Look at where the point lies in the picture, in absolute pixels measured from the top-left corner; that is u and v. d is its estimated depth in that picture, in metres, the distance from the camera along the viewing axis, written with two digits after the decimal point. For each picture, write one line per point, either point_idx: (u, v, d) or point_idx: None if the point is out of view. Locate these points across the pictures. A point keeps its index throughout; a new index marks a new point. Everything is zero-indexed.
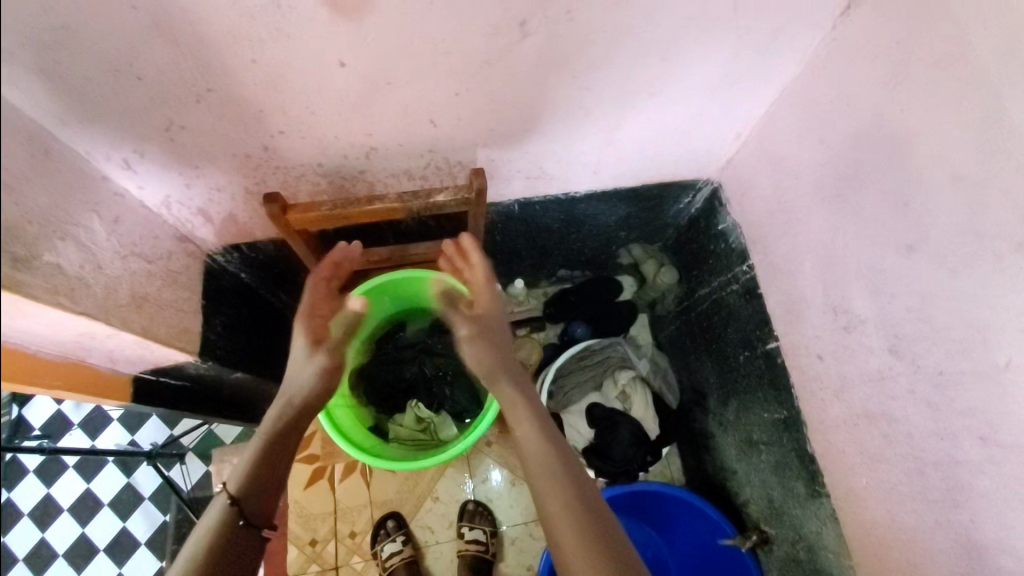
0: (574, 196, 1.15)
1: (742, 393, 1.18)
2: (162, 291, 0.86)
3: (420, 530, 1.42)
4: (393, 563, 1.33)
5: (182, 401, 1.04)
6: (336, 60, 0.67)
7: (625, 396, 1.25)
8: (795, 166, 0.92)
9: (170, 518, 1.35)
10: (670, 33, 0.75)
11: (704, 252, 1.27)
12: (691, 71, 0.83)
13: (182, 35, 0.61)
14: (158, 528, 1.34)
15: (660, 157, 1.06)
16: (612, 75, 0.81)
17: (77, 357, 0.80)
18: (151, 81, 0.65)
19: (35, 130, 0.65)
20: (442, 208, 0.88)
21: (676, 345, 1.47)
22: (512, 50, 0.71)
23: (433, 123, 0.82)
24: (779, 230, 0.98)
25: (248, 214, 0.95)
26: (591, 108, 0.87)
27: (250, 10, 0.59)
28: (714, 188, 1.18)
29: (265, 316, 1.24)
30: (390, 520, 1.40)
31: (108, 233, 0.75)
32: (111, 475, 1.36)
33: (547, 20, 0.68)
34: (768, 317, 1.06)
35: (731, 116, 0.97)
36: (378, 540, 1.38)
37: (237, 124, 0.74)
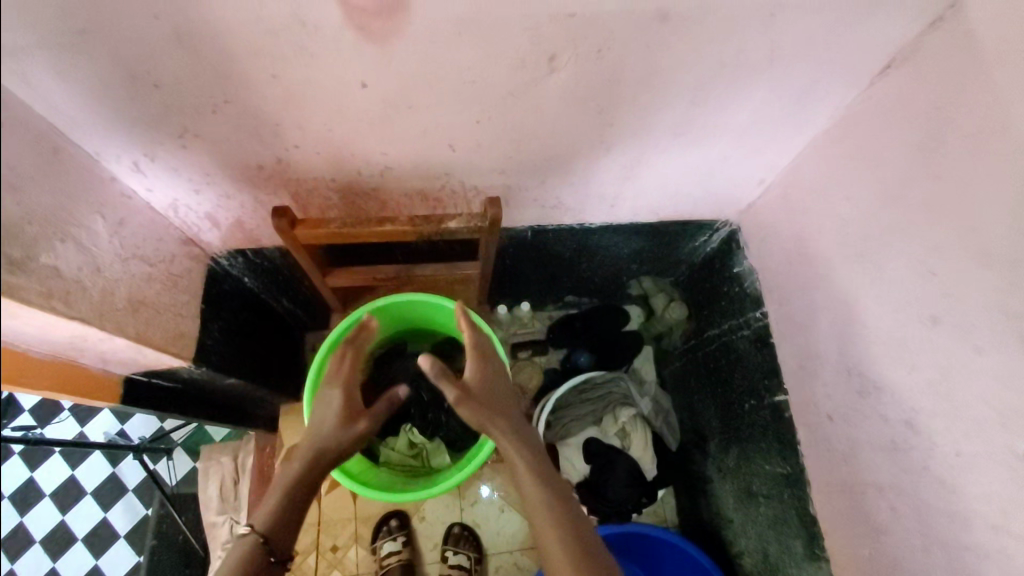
0: (588, 227, 1.13)
1: (744, 441, 1.15)
2: (161, 295, 0.85)
3: (422, 528, 1.41)
4: (391, 562, 1.32)
5: (172, 402, 1.04)
6: (359, 81, 0.66)
7: (624, 435, 1.22)
8: (818, 220, 0.89)
9: (152, 513, 1.37)
10: (703, 78, 0.72)
11: (716, 293, 1.24)
12: (719, 117, 0.81)
13: (203, 47, 0.59)
14: (138, 520, 1.36)
15: (680, 196, 1.04)
16: (639, 116, 0.78)
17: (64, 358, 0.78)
18: (167, 89, 0.64)
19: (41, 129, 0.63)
20: (453, 235, 0.85)
21: (681, 383, 1.44)
22: (539, 83, 0.69)
23: (451, 147, 0.80)
24: (796, 282, 0.96)
25: (255, 222, 0.94)
26: (613, 145, 0.85)
27: (273, 27, 0.57)
28: (733, 230, 1.16)
29: (265, 321, 1.22)
30: (394, 518, 1.38)
31: (112, 236, 0.73)
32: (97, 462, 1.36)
33: (577, 57, 0.66)
34: (779, 367, 1.03)
35: (755, 162, 0.95)
36: (379, 536, 1.36)
37: (252, 136, 0.73)
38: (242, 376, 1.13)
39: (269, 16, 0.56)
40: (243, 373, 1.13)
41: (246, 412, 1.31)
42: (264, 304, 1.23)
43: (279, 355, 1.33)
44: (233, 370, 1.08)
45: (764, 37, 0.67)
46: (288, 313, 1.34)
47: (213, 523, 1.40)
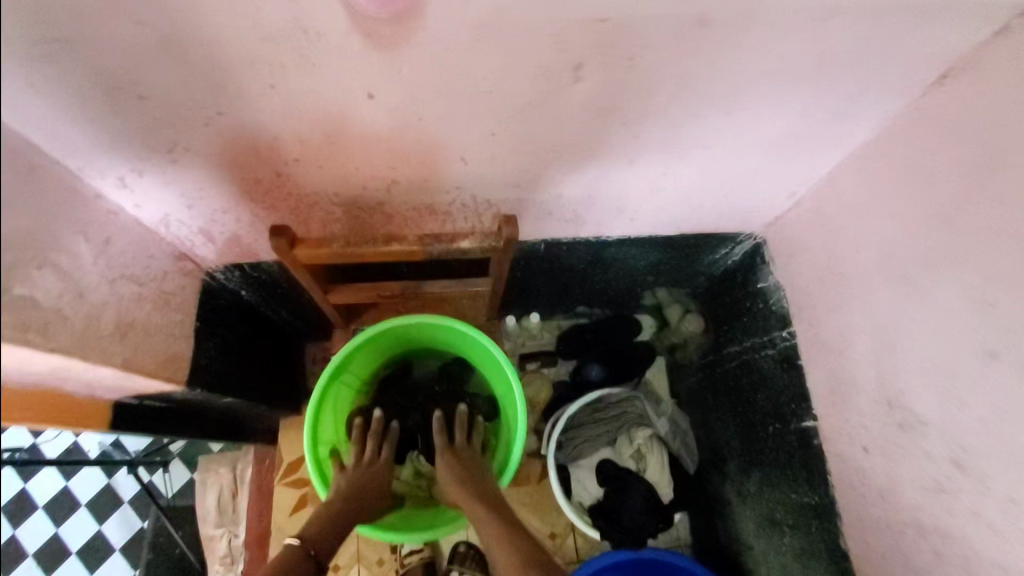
0: (605, 239, 1.07)
1: (767, 466, 1.09)
2: (152, 317, 0.79)
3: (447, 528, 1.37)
4: (412, 561, 1.30)
5: (167, 420, 0.98)
6: (364, 91, 0.59)
7: (640, 456, 1.16)
8: (855, 239, 0.83)
9: (149, 526, 1.29)
10: (740, 88, 0.66)
11: (738, 308, 1.18)
12: (754, 128, 0.75)
13: (192, 55, 0.53)
14: (134, 534, 1.27)
15: (704, 209, 0.98)
16: (667, 128, 0.72)
17: (50, 386, 0.72)
18: (153, 101, 0.58)
19: (20, 144, 0.57)
20: (465, 254, 0.80)
21: (697, 399, 1.39)
22: (563, 93, 0.63)
23: (464, 160, 0.74)
24: (829, 302, 0.90)
25: (253, 236, 0.88)
26: (637, 157, 0.79)
27: (272, 33, 0.51)
28: (758, 243, 1.10)
29: (263, 335, 1.17)
30: None
31: (98, 257, 0.68)
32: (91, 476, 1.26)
33: (605, 65, 0.59)
34: (807, 391, 0.97)
35: (787, 175, 0.89)
36: None
37: (248, 149, 0.67)
38: (239, 395, 1.07)
39: (266, 20, 0.50)
40: (241, 392, 1.07)
41: (245, 428, 1.25)
42: (263, 317, 1.18)
43: (279, 370, 1.27)
44: (229, 389, 1.02)
45: (812, 44, 0.61)
46: (288, 326, 1.29)
47: (212, 536, 1.37)
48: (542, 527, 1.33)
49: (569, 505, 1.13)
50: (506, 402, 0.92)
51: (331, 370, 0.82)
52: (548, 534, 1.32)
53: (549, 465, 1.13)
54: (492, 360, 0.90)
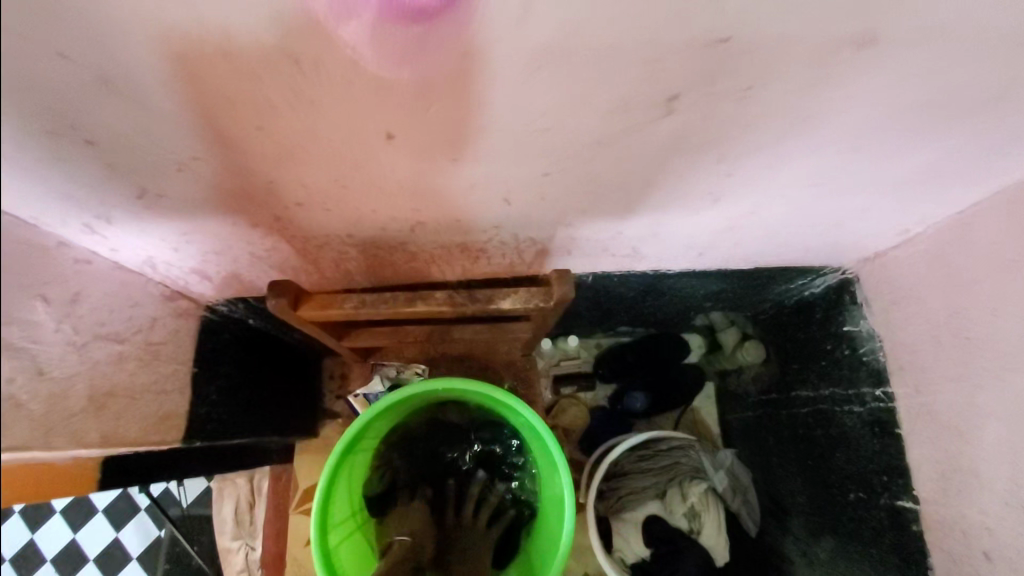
0: (663, 272, 0.91)
1: (844, 537, 0.94)
2: (136, 376, 0.67)
3: None
4: None
5: (159, 470, 0.88)
6: (381, 132, 0.45)
7: (694, 514, 1.03)
8: (995, 300, 0.66)
9: (165, 535, 1.27)
10: (886, 123, 0.50)
11: (813, 348, 1.01)
12: (886, 161, 0.58)
13: (144, 91, 0.39)
14: (151, 542, 1.27)
15: (791, 245, 0.81)
16: (772, 166, 0.56)
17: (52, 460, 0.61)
18: (107, 146, 0.44)
19: None
20: (505, 313, 0.66)
21: (751, 436, 1.23)
22: (643, 129, 0.48)
23: (506, 202, 0.60)
24: (948, 368, 0.73)
25: (255, 275, 0.75)
26: (723, 197, 0.62)
27: (253, 67, 0.38)
28: (846, 279, 0.92)
29: (272, 363, 1.06)
30: None
31: (65, 321, 0.55)
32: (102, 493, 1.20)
33: (708, 97, 0.44)
34: (907, 466, 0.82)
35: (907, 211, 0.71)
36: None
37: (239, 194, 0.53)
38: (251, 436, 0.96)
39: (245, 51, 0.37)
40: (254, 430, 0.97)
41: (256, 456, 1.15)
42: (275, 342, 1.06)
43: (297, 397, 1.17)
44: (237, 433, 0.91)
45: (995, 72, 0.45)
46: (302, 347, 1.16)
47: (228, 549, 1.28)
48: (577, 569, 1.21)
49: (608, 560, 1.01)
50: (539, 453, 0.79)
51: (347, 439, 0.71)
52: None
53: (591, 518, 1.00)
54: (538, 433, 0.77)
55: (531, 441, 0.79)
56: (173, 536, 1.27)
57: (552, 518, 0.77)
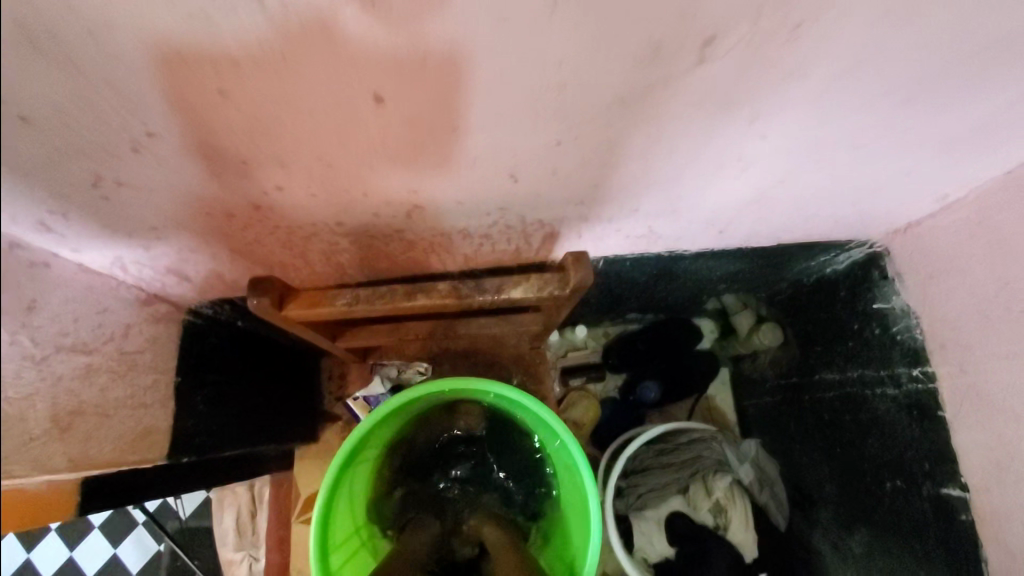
0: (679, 253, 0.84)
1: (882, 529, 0.88)
2: (110, 390, 0.61)
3: None
4: None
5: (148, 486, 0.82)
6: (367, 93, 0.39)
7: (719, 509, 0.96)
8: None
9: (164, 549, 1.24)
10: (948, 63, 0.45)
11: (838, 329, 0.96)
12: (939, 113, 0.52)
13: (78, 50, 0.33)
14: (150, 557, 1.23)
15: (821, 217, 0.75)
16: (813, 123, 0.50)
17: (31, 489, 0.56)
18: (45, 125, 0.38)
19: None
20: (515, 303, 0.60)
21: (772, 421, 1.17)
22: (674, 83, 0.41)
23: (513, 178, 0.53)
24: (1000, 345, 0.67)
25: (239, 273, 0.69)
26: (753, 164, 0.57)
27: (204, 13, 0.31)
28: (876, 253, 0.86)
29: (266, 367, 0.99)
30: None
31: (21, 332, 0.49)
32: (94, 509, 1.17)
33: (752, 39, 0.38)
34: (953, 452, 0.76)
35: (951, 171, 0.65)
36: None
37: (210, 177, 0.47)
38: (245, 446, 0.90)
39: None
40: (249, 440, 0.90)
41: (254, 466, 1.08)
42: (267, 344, 0.99)
43: (295, 402, 1.11)
44: (229, 444, 0.85)
45: None
46: (296, 348, 1.10)
47: (231, 560, 1.24)
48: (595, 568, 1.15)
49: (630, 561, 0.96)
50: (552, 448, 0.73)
51: (344, 453, 0.64)
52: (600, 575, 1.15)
53: (610, 518, 0.95)
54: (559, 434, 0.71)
55: (547, 443, 0.73)
56: (173, 550, 1.23)
57: (574, 517, 0.70)
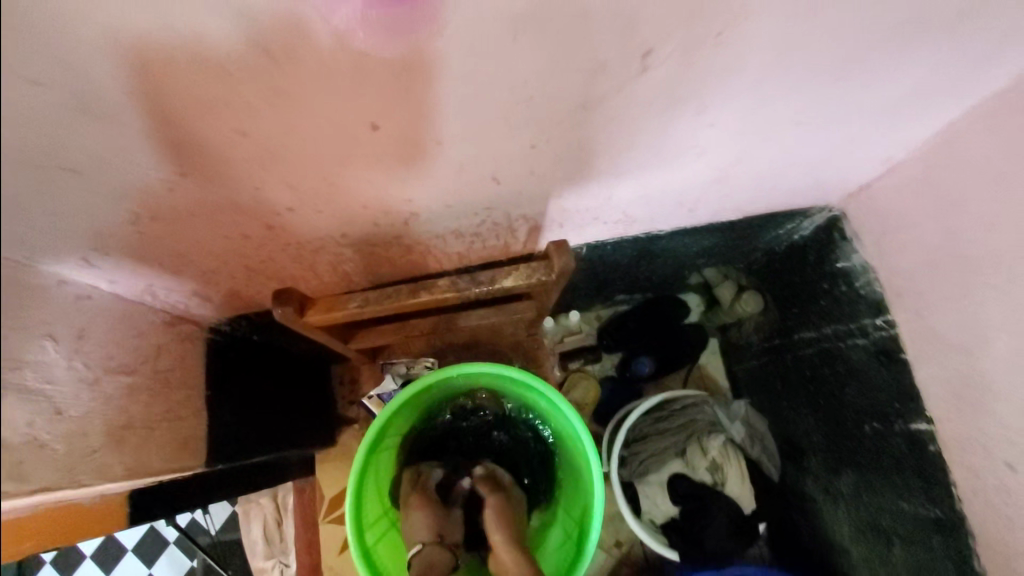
0: (655, 234, 0.91)
1: (865, 468, 0.94)
2: (150, 406, 0.67)
3: None
4: None
5: (188, 496, 0.88)
6: (364, 122, 0.45)
7: (715, 467, 1.04)
8: (984, 215, 0.67)
9: (197, 564, 1.32)
10: (860, 48, 0.51)
11: (810, 289, 1.03)
12: (866, 87, 0.59)
13: (124, 109, 0.39)
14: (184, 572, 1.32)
15: (780, 188, 0.82)
16: (753, 108, 0.57)
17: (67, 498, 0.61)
18: (95, 173, 0.44)
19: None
20: (509, 291, 0.67)
21: (760, 382, 1.24)
22: (625, 87, 0.48)
23: (496, 180, 0.60)
24: (946, 289, 0.75)
25: (255, 290, 0.75)
26: (707, 148, 0.64)
27: (230, 68, 0.38)
28: (834, 217, 0.94)
29: (283, 377, 1.06)
30: None
31: (74, 357, 0.55)
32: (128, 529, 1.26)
33: (684, 46, 0.45)
34: (919, 390, 0.82)
35: (888, 136, 0.72)
36: None
37: (232, 206, 0.53)
38: (271, 451, 0.96)
39: (219, 52, 0.37)
40: (274, 445, 0.97)
41: (277, 473, 1.14)
42: (282, 355, 1.06)
43: (311, 408, 1.17)
44: (258, 450, 0.91)
45: None
46: (308, 357, 1.17)
47: (263, 569, 1.30)
48: (607, 536, 1.23)
49: (638, 523, 1.03)
50: (554, 418, 0.80)
51: (369, 441, 0.72)
52: (613, 544, 1.22)
53: (615, 484, 1.02)
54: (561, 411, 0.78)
55: (548, 415, 0.81)
56: (206, 563, 1.32)
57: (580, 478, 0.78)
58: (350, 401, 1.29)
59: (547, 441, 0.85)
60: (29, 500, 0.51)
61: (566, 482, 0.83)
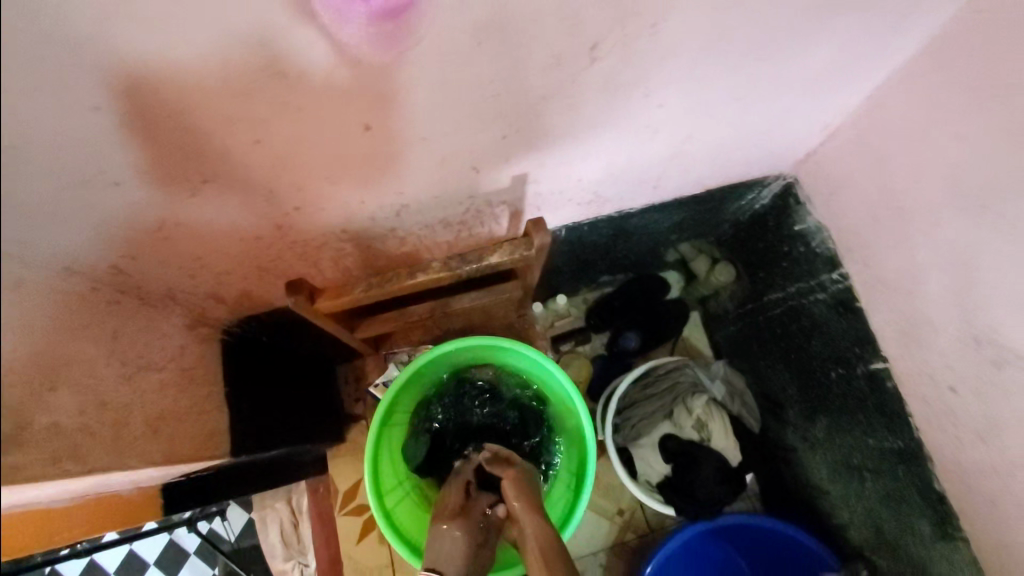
0: (627, 212, 0.99)
1: (836, 412, 1.02)
2: (177, 401, 0.73)
3: None
4: None
5: (214, 489, 0.94)
6: (359, 124, 0.53)
7: (701, 426, 1.13)
8: (909, 167, 0.75)
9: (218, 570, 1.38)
10: (778, 29, 0.60)
11: (773, 253, 1.11)
12: (792, 63, 0.68)
13: (158, 127, 0.47)
14: None
15: (733, 161, 0.90)
16: (695, 88, 0.65)
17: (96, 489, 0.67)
18: (131, 185, 0.52)
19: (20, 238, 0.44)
20: (496, 268, 0.74)
21: (738, 347, 1.31)
22: (580, 77, 0.56)
23: (476, 169, 0.67)
24: (885, 238, 0.83)
25: (265, 289, 0.82)
26: (661, 127, 0.72)
27: (246, 86, 0.45)
28: (788, 183, 1.03)
29: (293, 376, 1.13)
30: None
31: (110, 354, 0.62)
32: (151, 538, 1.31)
33: (625, 39, 0.53)
34: (872, 333, 0.90)
35: (822, 105, 0.81)
36: None
37: (247, 208, 0.60)
38: (288, 445, 1.03)
39: (237, 72, 0.44)
40: (289, 439, 1.03)
41: (292, 468, 1.20)
42: (290, 356, 1.13)
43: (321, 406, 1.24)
44: (276, 443, 0.98)
45: None
46: (314, 357, 1.24)
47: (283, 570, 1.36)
48: (609, 505, 1.30)
49: (635, 484, 1.11)
50: (552, 383, 0.87)
51: (382, 413, 0.80)
52: (616, 512, 1.29)
53: (610, 448, 1.09)
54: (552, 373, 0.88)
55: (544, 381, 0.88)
56: (228, 568, 1.37)
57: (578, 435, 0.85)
58: (356, 399, 1.36)
59: (545, 406, 0.92)
60: (28, 498, 0.55)
61: (566, 441, 0.89)
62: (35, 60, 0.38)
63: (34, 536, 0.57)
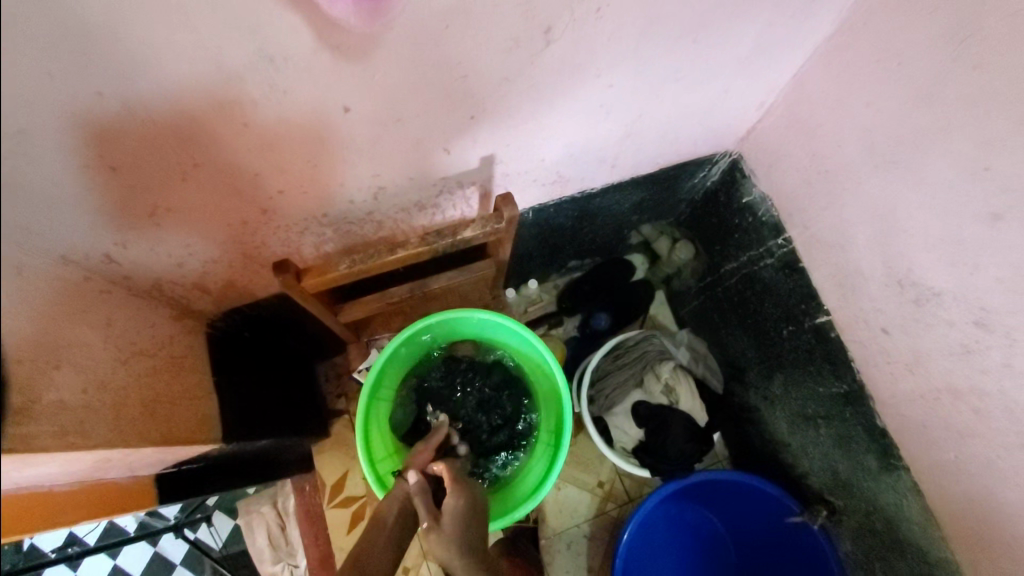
0: (589, 193, 1.06)
1: (789, 367, 1.11)
2: (170, 386, 0.76)
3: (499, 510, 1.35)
4: None
5: (212, 482, 0.94)
6: (340, 107, 0.58)
7: (670, 390, 1.21)
8: (835, 135, 0.84)
9: None
10: (708, 13, 0.67)
11: (726, 227, 1.20)
12: (725, 44, 0.75)
13: (157, 111, 0.51)
14: None
15: (681, 140, 0.98)
16: (639, 69, 0.73)
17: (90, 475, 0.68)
18: (127, 170, 0.55)
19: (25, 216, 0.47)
20: (470, 242, 0.80)
21: (701, 319, 1.40)
22: (537, 59, 0.62)
23: (447, 150, 0.73)
24: (819, 201, 0.92)
25: (248, 278, 0.85)
26: (612, 107, 0.79)
27: (238, 70, 0.50)
28: (734, 159, 1.13)
29: (276, 370, 1.16)
30: None
31: (103, 338, 0.64)
32: (137, 548, 1.30)
33: (575, 22, 0.59)
34: (815, 289, 0.99)
35: (756, 84, 0.90)
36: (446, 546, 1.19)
37: (235, 192, 0.65)
38: (276, 435, 1.06)
39: (229, 57, 0.48)
40: (276, 429, 1.06)
41: (284, 467, 1.20)
42: (272, 351, 1.16)
43: (304, 401, 1.27)
44: (264, 432, 1.00)
45: None
46: (296, 353, 1.26)
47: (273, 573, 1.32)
48: (589, 479, 1.36)
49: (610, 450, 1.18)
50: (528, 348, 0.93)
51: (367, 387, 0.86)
52: (596, 484, 1.35)
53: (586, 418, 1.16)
54: (529, 341, 0.94)
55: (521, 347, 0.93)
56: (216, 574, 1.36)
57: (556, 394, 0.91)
58: (338, 394, 1.39)
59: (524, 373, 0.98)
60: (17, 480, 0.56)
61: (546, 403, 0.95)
62: (44, 46, 0.42)
63: (18, 522, 0.58)
